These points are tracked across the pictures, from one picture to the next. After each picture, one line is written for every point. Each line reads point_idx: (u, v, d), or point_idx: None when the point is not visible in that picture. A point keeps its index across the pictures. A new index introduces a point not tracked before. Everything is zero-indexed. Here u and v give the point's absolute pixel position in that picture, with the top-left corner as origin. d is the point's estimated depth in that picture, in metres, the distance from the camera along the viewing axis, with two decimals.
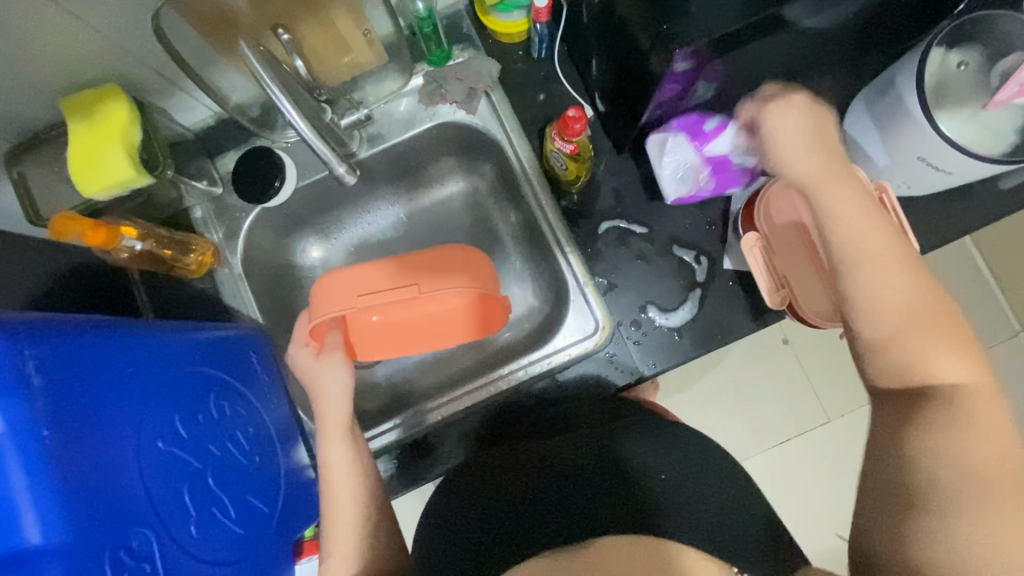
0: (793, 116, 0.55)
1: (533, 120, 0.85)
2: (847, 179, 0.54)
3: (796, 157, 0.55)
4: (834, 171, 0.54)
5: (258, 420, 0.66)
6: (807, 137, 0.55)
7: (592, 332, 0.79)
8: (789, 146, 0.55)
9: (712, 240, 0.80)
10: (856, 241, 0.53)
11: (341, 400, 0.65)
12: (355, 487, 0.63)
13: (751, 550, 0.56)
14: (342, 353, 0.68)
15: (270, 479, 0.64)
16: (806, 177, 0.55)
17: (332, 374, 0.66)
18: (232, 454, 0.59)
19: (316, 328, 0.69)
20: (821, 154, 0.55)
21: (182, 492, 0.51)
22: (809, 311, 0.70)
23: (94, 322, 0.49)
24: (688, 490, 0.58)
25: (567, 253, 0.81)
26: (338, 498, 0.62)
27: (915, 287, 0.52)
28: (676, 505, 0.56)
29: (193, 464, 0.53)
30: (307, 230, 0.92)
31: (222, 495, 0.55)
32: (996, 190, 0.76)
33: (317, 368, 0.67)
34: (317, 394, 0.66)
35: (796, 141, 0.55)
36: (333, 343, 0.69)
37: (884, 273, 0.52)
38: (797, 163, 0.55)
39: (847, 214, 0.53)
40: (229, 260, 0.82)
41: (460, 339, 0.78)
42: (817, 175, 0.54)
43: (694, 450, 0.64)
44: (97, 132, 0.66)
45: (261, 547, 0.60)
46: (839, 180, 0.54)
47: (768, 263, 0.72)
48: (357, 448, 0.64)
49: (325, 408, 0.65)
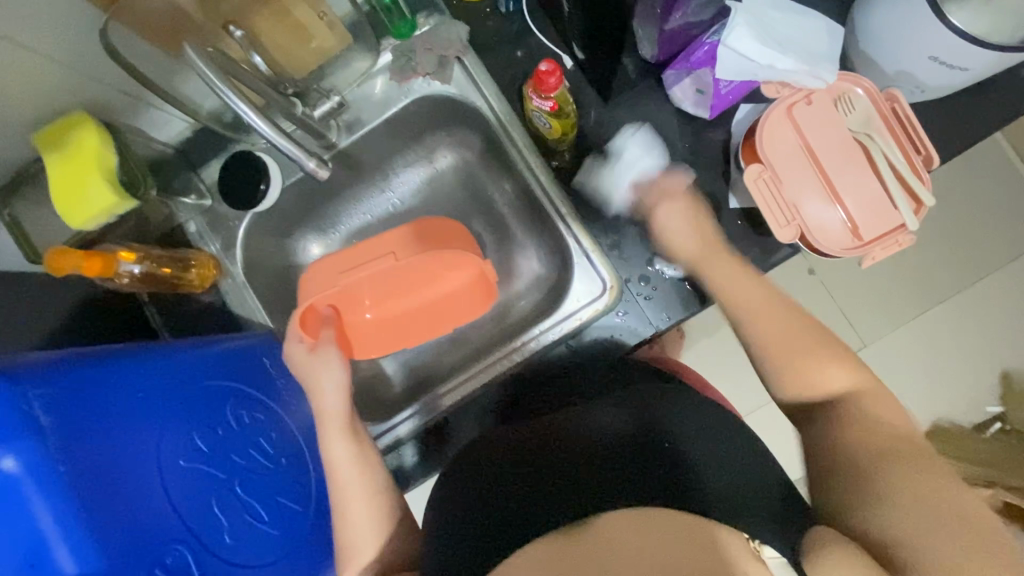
0: (681, 208, 0.70)
1: (510, 80, 0.81)
2: (727, 258, 0.68)
3: (683, 236, 0.70)
4: (714, 249, 0.69)
5: (282, 424, 0.66)
6: (690, 221, 0.70)
7: (600, 293, 0.77)
8: (677, 232, 0.70)
9: (715, 180, 0.75)
10: (683, 247, 0.69)
11: (338, 396, 0.66)
12: (362, 482, 0.64)
13: (764, 517, 0.57)
14: (336, 346, 0.69)
15: (301, 478, 0.65)
16: (687, 253, 0.69)
17: (329, 373, 0.67)
18: (258, 459, 0.60)
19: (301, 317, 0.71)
20: (698, 236, 0.69)
21: (212, 504, 0.52)
22: (822, 242, 0.65)
23: (100, 354, 0.49)
24: (706, 458, 0.59)
25: (564, 215, 0.78)
26: (349, 496, 0.64)
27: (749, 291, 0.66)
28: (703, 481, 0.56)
29: (220, 476, 0.54)
30: (301, 233, 0.91)
31: (252, 501, 0.57)
32: (1020, 80, 0.70)
33: (312, 362, 0.68)
34: (312, 390, 0.67)
35: (682, 226, 0.70)
36: (327, 337, 0.69)
37: (732, 278, 0.67)
38: (681, 243, 0.70)
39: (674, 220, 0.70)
40: (230, 270, 0.83)
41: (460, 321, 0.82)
42: (696, 253, 0.69)
43: (706, 415, 0.64)
44: (74, 162, 0.66)
45: (300, 546, 0.61)
46: (718, 259, 0.68)
47: (776, 195, 0.66)
48: (359, 447, 0.66)
49: (322, 407, 0.66)
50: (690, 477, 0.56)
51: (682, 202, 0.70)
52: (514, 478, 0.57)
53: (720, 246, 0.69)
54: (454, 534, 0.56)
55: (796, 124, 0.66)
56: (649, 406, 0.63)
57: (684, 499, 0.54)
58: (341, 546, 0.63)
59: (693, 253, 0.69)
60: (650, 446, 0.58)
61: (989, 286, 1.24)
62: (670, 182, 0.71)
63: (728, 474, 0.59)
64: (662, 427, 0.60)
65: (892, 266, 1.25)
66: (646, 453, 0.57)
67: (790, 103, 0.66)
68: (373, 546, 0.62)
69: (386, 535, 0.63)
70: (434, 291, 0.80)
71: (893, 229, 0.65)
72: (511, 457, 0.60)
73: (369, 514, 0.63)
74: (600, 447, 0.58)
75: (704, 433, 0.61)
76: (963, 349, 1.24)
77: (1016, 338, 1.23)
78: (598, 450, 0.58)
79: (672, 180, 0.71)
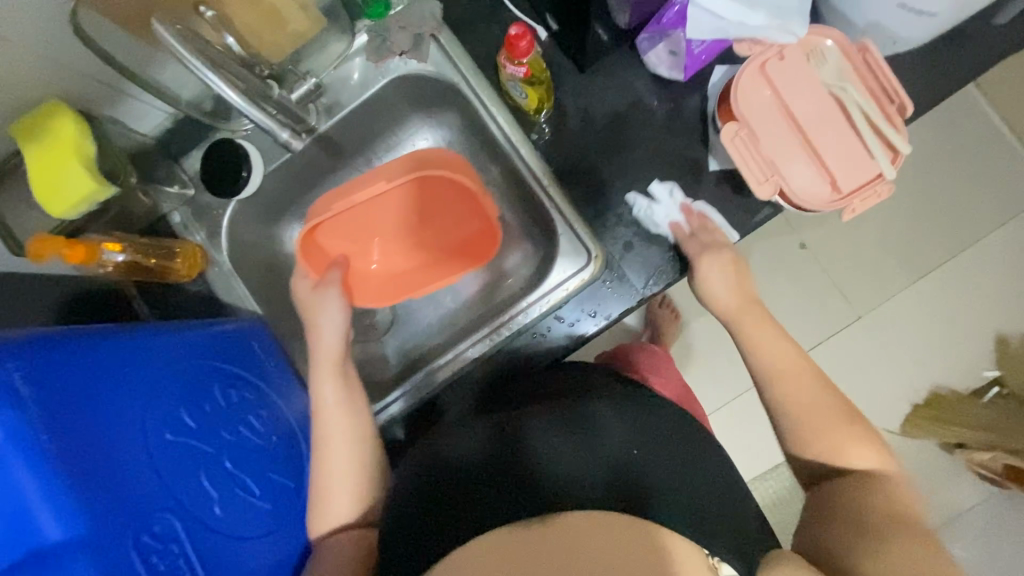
0: (719, 269, 0.71)
1: (487, 56, 0.81)
2: (766, 324, 0.69)
3: (716, 291, 0.71)
4: (754, 311, 0.70)
5: (271, 402, 0.67)
6: (730, 285, 0.71)
7: (585, 265, 0.76)
8: (717, 291, 0.71)
9: (695, 144, 0.76)
10: (730, 311, 0.71)
11: (336, 335, 0.70)
12: (345, 426, 0.65)
13: (716, 532, 0.55)
14: (337, 287, 0.71)
15: (293, 456, 0.66)
16: (729, 313, 0.71)
17: (329, 313, 0.70)
18: (247, 436, 0.60)
19: (309, 254, 0.79)
20: (739, 296, 0.71)
21: (200, 476, 0.52)
22: (801, 196, 0.66)
23: (81, 331, 0.50)
24: (665, 465, 0.57)
25: (547, 188, 0.77)
26: (331, 435, 0.65)
27: (790, 356, 0.67)
28: (661, 491, 0.55)
29: (208, 450, 0.55)
30: (286, 222, 0.91)
31: (242, 475, 0.57)
32: (991, 28, 0.70)
33: (316, 300, 0.71)
34: (312, 326, 0.70)
35: (722, 286, 0.71)
36: (331, 278, 0.72)
37: (771, 340, 0.68)
38: (721, 300, 0.71)
39: (717, 285, 0.71)
40: (217, 259, 0.83)
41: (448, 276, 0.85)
42: (739, 313, 0.70)
43: (662, 419, 0.63)
44: (51, 151, 0.66)
45: (291, 520, 0.62)
46: (760, 324, 0.69)
47: (754, 152, 0.66)
48: (346, 389, 0.67)
49: (320, 345, 0.70)
50: (644, 478, 0.55)
51: (720, 258, 0.71)
52: (477, 465, 0.56)
53: (760, 308, 0.70)
54: (410, 518, 0.55)
55: (769, 82, 0.66)
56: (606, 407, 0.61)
57: (640, 508, 0.52)
58: (317, 488, 0.63)
59: (730, 312, 0.70)
60: (607, 446, 0.56)
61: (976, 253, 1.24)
62: (707, 235, 0.72)
63: (683, 480, 0.58)
64: (623, 432, 0.58)
65: (880, 235, 1.25)
66: (609, 458, 0.55)
67: (762, 60, 0.66)
68: (351, 505, 0.63)
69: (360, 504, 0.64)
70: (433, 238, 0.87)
71: (870, 180, 0.65)
72: (461, 443, 0.59)
73: (353, 460, 0.64)
74: (566, 441, 0.56)
75: (659, 443, 0.59)
76: (956, 316, 1.24)
77: (1005, 304, 1.23)
78: (550, 447, 0.56)
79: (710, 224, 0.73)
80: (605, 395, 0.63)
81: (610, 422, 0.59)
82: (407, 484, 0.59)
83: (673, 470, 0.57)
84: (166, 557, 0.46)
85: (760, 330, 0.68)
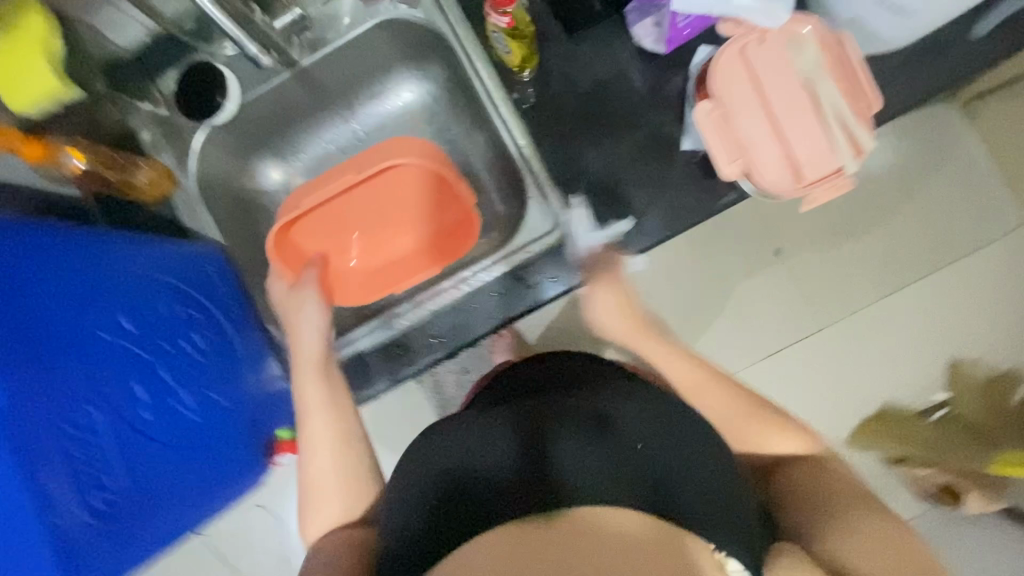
0: (610, 298, 0.71)
1: (479, 11, 0.81)
2: (654, 339, 0.69)
3: (608, 317, 0.71)
4: (643, 330, 0.70)
5: (219, 324, 0.68)
6: (617, 309, 0.71)
7: (552, 230, 0.76)
8: (608, 319, 0.71)
9: (672, 121, 0.76)
10: (620, 328, 0.71)
11: (315, 335, 0.70)
12: (327, 423, 0.65)
13: (734, 525, 0.48)
14: (313, 288, 0.73)
15: (237, 377, 0.67)
16: (618, 333, 0.71)
17: (306, 313, 0.71)
18: (188, 350, 0.62)
19: (283, 254, 0.81)
20: (628, 319, 0.71)
21: (130, 378, 0.54)
22: (765, 180, 0.67)
23: (18, 227, 0.51)
24: (680, 457, 0.50)
25: (521, 147, 0.77)
26: (313, 434, 0.65)
27: (691, 370, 0.66)
28: (678, 484, 0.48)
29: (143, 356, 0.56)
30: (261, 156, 0.90)
31: (179, 386, 0.59)
32: (970, 40, 0.72)
33: (294, 301, 0.73)
34: (292, 328, 0.71)
35: (614, 314, 0.71)
36: (305, 275, 0.75)
37: (664, 354, 0.68)
38: (615, 327, 0.71)
39: (603, 314, 0.72)
40: (184, 183, 0.82)
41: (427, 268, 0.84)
42: (628, 333, 0.71)
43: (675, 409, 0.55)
44: (14, 43, 0.64)
45: (225, 436, 0.64)
46: (649, 341, 0.69)
47: (725, 132, 0.67)
48: (329, 388, 0.68)
49: (299, 347, 0.70)
50: (660, 468, 0.48)
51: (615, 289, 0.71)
52: (476, 461, 0.49)
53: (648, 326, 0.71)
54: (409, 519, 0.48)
55: (747, 64, 0.67)
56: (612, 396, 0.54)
57: (657, 504, 0.45)
58: (305, 489, 0.63)
59: (625, 335, 0.71)
60: (632, 444, 0.49)
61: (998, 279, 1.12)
62: (606, 271, 0.73)
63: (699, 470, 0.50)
64: (631, 420, 0.51)
65: None
66: (621, 449, 0.48)
67: (743, 42, 0.67)
68: (340, 503, 0.62)
69: (355, 504, 0.62)
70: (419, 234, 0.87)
71: (832, 172, 0.66)
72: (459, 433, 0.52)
73: (333, 462, 0.63)
74: (571, 432, 0.49)
75: (669, 430, 0.52)
76: None
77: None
78: (567, 440, 0.48)
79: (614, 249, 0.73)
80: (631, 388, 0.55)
81: (626, 412, 0.52)
82: (404, 480, 0.52)
83: (689, 462, 0.50)
84: (93, 469, 0.49)
85: (653, 349, 0.69)
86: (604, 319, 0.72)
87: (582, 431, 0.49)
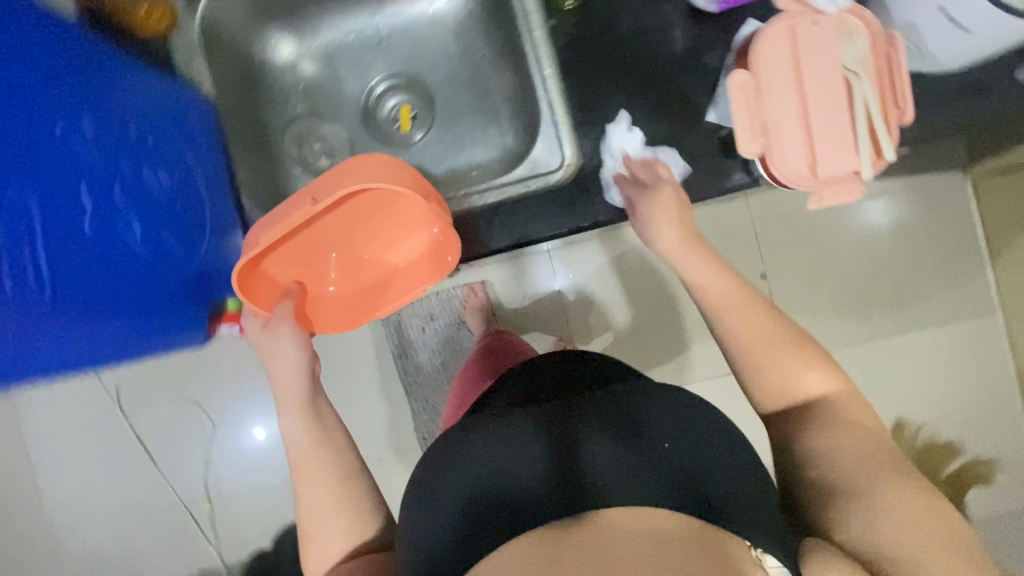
0: (672, 216, 0.65)
1: None
2: (705, 258, 0.64)
3: (662, 230, 0.65)
4: (694, 248, 0.64)
5: (184, 170, 0.70)
6: (672, 217, 0.65)
7: (556, 167, 0.75)
8: (662, 214, 0.65)
9: (703, 88, 0.73)
10: (665, 245, 0.65)
11: (293, 373, 0.66)
12: (329, 458, 0.64)
13: (762, 521, 0.48)
14: (288, 321, 0.68)
15: (186, 228, 0.69)
16: (668, 249, 0.64)
17: (283, 352, 0.67)
18: (145, 181, 0.63)
19: (250, 288, 0.70)
20: (677, 227, 0.64)
21: (81, 182, 0.55)
22: (780, 166, 0.65)
23: None
24: (710, 459, 0.50)
25: (546, 77, 0.75)
26: (305, 483, 0.63)
27: (729, 294, 0.62)
28: (720, 493, 0.47)
29: (98, 167, 0.57)
30: (276, 26, 0.85)
31: (126, 211, 0.60)
32: None
33: (267, 337, 0.68)
34: (269, 369, 0.67)
35: (670, 211, 0.65)
36: (280, 312, 0.69)
37: (710, 276, 0.63)
38: (663, 239, 0.65)
39: (659, 216, 0.65)
40: (186, 27, 0.77)
41: (423, 282, 0.77)
42: (681, 248, 0.64)
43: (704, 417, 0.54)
44: None
45: (161, 279, 0.65)
46: (697, 260, 0.64)
47: (753, 108, 0.65)
48: (317, 420, 0.66)
49: (278, 383, 0.67)
50: (694, 473, 0.48)
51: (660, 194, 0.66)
52: (503, 482, 0.48)
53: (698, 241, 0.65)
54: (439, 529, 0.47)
55: (794, 44, 0.64)
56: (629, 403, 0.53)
57: (700, 510, 0.45)
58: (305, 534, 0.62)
59: (674, 252, 0.64)
60: (659, 447, 0.49)
61: (960, 342, 1.15)
62: (650, 173, 0.68)
63: (726, 470, 0.50)
64: (655, 427, 0.51)
65: None
66: (658, 462, 0.48)
67: (794, 22, 0.64)
68: (343, 539, 0.61)
69: (352, 539, 0.61)
70: (406, 249, 0.77)
71: (846, 174, 0.65)
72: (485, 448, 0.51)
73: (331, 508, 0.62)
74: (596, 450, 0.48)
75: (688, 430, 0.52)
76: None
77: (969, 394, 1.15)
78: (604, 447, 0.49)
79: (657, 163, 0.69)
80: (663, 388, 0.56)
81: (658, 418, 0.52)
82: (427, 490, 0.51)
83: (718, 467, 0.50)
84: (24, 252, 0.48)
85: (695, 266, 0.63)
86: (662, 247, 0.65)
87: (610, 449, 0.48)
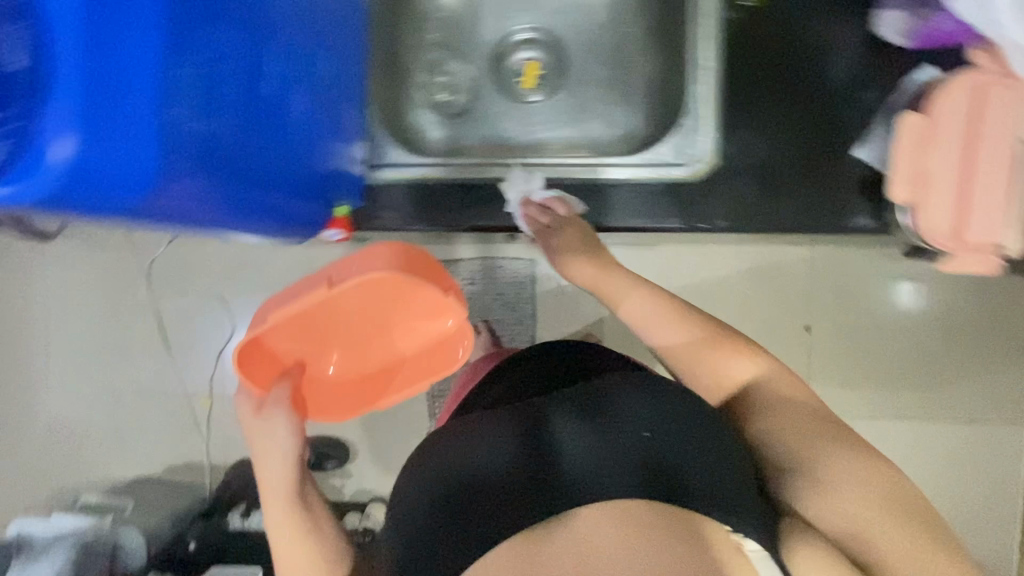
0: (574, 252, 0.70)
1: None
2: (640, 289, 0.65)
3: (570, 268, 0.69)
4: (603, 271, 0.68)
5: (341, 58, 0.69)
6: (589, 265, 0.69)
7: (688, 163, 0.75)
8: (568, 254, 0.70)
9: (856, 123, 0.72)
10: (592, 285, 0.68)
11: (281, 465, 0.63)
12: (309, 556, 0.60)
13: (745, 505, 0.47)
14: (281, 407, 0.64)
15: (330, 115, 0.67)
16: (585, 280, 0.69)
17: (274, 438, 0.64)
18: (313, 56, 0.62)
19: (248, 365, 0.67)
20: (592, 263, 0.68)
21: (271, 39, 0.54)
22: (927, 220, 0.64)
23: None
24: (689, 446, 0.48)
25: (707, 69, 0.75)
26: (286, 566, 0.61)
27: (679, 332, 0.62)
28: (695, 474, 0.47)
29: (284, 29, 0.56)
30: None
31: (294, 78, 0.59)
32: None
33: (259, 425, 0.64)
34: (259, 453, 0.64)
35: (566, 250, 0.70)
36: (276, 396, 0.65)
37: (636, 300, 0.65)
38: (581, 278, 0.69)
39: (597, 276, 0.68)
40: None
41: (425, 376, 0.76)
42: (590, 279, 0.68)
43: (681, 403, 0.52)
44: None
45: (307, 157, 0.63)
46: (613, 281, 0.67)
47: (915, 155, 0.64)
48: (308, 514, 0.62)
49: (267, 476, 0.63)
50: (677, 465, 0.47)
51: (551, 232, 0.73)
52: (476, 481, 0.46)
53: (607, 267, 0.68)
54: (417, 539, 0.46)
55: (977, 101, 0.62)
56: (608, 394, 0.51)
57: (674, 496, 0.45)
58: None
59: (598, 283, 0.68)
60: (635, 433, 0.48)
61: None
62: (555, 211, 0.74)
63: (709, 455, 0.49)
64: (633, 410, 0.49)
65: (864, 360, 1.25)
66: (634, 453, 0.46)
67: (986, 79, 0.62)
68: None
69: None
70: (401, 336, 0.75)
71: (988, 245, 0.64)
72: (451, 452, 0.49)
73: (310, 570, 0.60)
74: (574, 445, 0.46)
75: (670, 416, 0.50)
76: None
77: None
78: (574, 429, 0.48)
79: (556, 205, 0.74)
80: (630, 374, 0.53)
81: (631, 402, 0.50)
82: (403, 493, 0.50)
83: (699, 449, 0.49)
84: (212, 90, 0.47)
85: (625, 296, 0.65)
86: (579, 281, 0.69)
87: (588, 440, 0.47)
